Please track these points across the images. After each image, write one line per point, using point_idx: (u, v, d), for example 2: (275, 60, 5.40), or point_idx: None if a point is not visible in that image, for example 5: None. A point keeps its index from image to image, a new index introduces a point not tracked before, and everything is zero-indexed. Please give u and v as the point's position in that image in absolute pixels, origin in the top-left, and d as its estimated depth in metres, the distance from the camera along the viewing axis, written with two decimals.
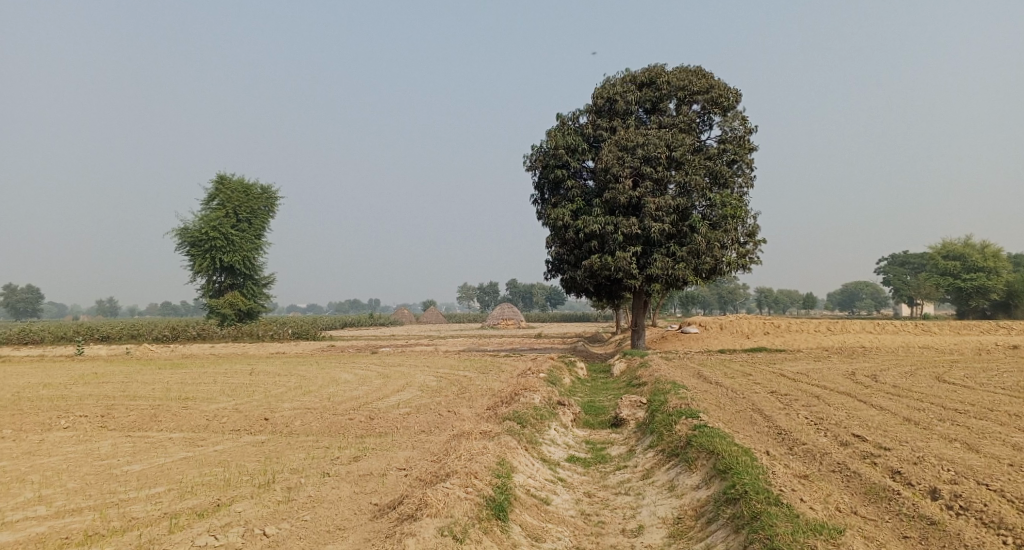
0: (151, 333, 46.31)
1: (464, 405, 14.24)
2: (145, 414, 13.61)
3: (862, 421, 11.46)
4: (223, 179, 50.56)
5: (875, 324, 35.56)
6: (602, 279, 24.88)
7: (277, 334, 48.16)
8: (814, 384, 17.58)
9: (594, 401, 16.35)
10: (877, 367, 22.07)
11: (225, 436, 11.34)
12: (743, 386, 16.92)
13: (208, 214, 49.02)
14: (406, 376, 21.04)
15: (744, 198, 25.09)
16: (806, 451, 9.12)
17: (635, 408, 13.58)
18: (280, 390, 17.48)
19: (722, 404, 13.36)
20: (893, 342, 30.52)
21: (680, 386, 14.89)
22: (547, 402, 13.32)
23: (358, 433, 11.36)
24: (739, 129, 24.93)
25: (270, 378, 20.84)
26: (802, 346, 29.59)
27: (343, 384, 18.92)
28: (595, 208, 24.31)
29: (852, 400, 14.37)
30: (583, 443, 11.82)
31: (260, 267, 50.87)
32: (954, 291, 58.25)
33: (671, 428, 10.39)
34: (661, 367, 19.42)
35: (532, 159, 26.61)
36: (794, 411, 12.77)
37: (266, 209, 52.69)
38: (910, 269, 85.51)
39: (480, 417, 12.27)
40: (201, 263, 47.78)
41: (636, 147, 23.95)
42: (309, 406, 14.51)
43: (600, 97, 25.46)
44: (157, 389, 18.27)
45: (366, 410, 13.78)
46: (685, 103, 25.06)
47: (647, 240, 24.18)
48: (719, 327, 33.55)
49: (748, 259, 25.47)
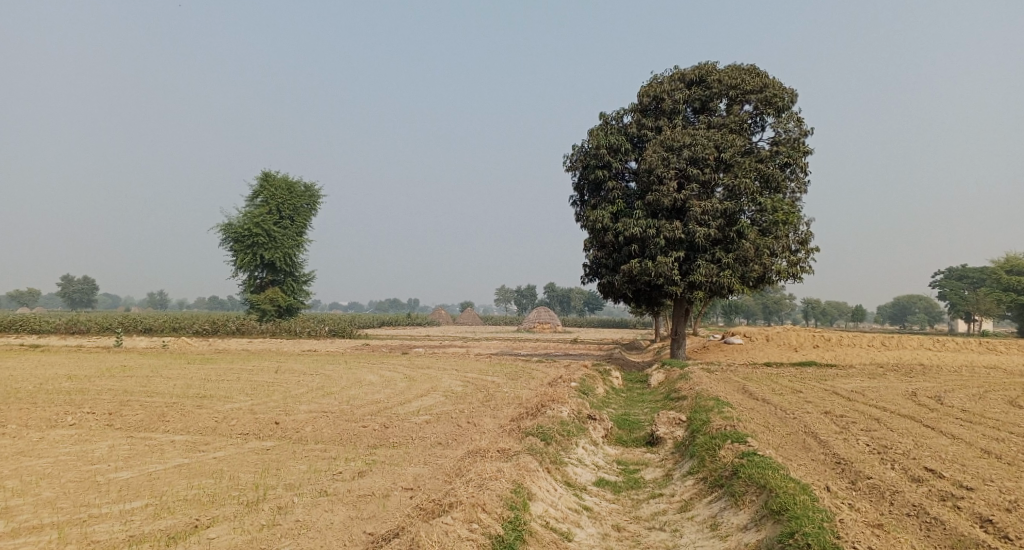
0: (192, 327, 46.68)
1: (489, 414, 13.34)
2: (156, 412, 13.03)
3: (934, 453, 10.10)
4: (268, 176, 50.85)
5: (934, 340, 33.35)
6: (642, 284, 23.69)
7: (314, 331, 48.08)
8: (871, 405, 16.11)
9: (629, 415, 15.22)
10: (939, 388, 20.35)
11: (229, 441, 10.61)
12: (792, 404, 15.56)
13: (252, 211, 49.27)
14: (433, 379, 20.24)
15: (797, 203, 23.57)
16: (872, 487, 7.88)
17: (673, 425, 12.43)
18: (301, 391, 16.83)
19: (770, 426, 12.11)
20: (955, 360, 28.43)
21: (724, 403, 13.67)
22: (576, 416, 12.27)
23: (369, 443, 10.52)
24: (794, 130, 23.43)
25: (294, 377, 20.28)
26: (855, 362, 27.81)
27: (367, 386, 18.19)
28: (637, 210, 23.17)
29: (918, 426, 12.91)
30: (615, 464, 10.73)
31: (301, 264, 50.93)
32: (1016, 307, 54.92)
33: (714, 453, 9.24)
34: (702, 381, 18.18)
35: (573, 158, 25.60)
36: (852, 437, 11.45)
37: (309, 206, 52.75)
38: (969, 284, 81.34)
39: (502, 430, 11.30)
40: (243, 259, 48.05)
41: (683, 147, 22.73)
42: (326, 410, 13.78)
43: (646, 95, 24.30)
44: (180, 384, 17.85)
45: (383, 416, 12.97)
46: (737, 102, 23.69)
47: (691, 245, 22.90)
48: (765, 338, 31.92)
49: (800, 268, 23.95)
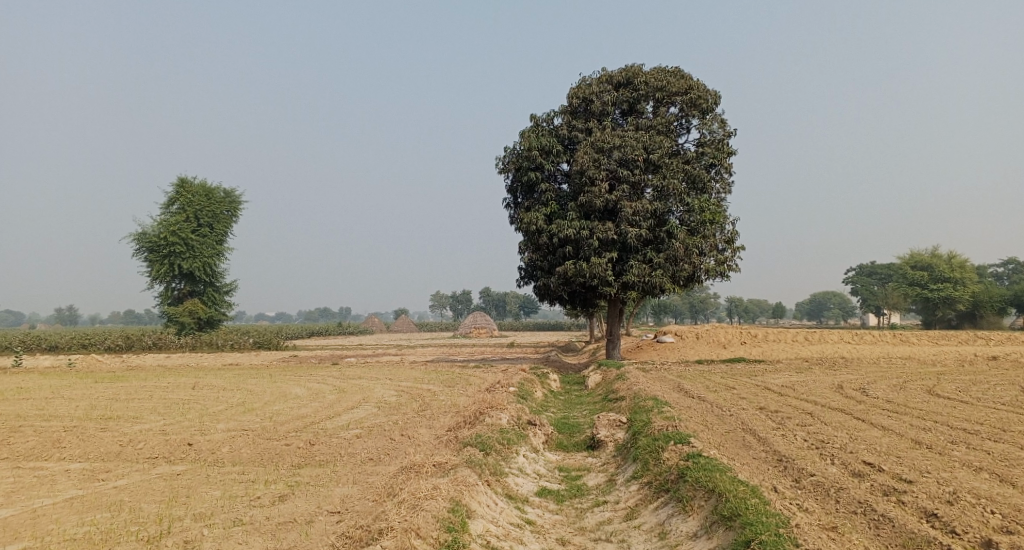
0: (103, 343, 43.76)
1: (423, 425, 12.71)
2: (52, 438, 11.76)
3: (870, 445, 10.16)
4: (185, 182, 48.31)
5: (853, 334, 34.72)
6: (576, 286, 23.52)
7: (238, 343, 45.97)
8: (803, 399, 16.36)
9: (568, 419, 14.88)
10: (862, 380, 21.01)
11: (135, 467, 9.59)
12: (728, 401, 15.60)
13: (167, 219, 46.66)
14: (364, 390, 19.41)
15: (723, 203, 23.96)
16: (817, 484, 7.76)
17: (613, 428, 12.14)
18: (219, 408, 15.69)
19: (709, 425, 12.00)
20: (873, 352, 29.60)
21: (663, 403, 13.50)
22: (515, 422, 11.81)
23: (293, 462, 9.73)
24: (718, 131, 23.81)
25: (213, 393, 19.00)
26: (781, 357, 28.57)
27: (292, 400, 17.20)
28: (570, 212, 22.98)
29: (850, 418, 13.09)
30: (556, 471, 10.32)
31: (222, 273, 48.63)
32: (921, 300, 58.14)
33: (658, 456, 8.95)
34: (638, 380, 18.09)
35: (505, 161, 25.20)
36: (790, 432, 11.44)
37: (229, 214, 50.40)
38: (877, 280, 85.83)
39: (438, 441, 10.70)
40: (159, 270, 45.44)
41: (613, 149, 22.71)
42: (247, 428, 12.81)
43: (575, 97, 24.17)
44: (83, 406, 16.36)
45: (310, 432, 12.14)
46: (663, 104, 23.88)
47: (623, 246, 22.89)
48: (696, 336, 32.43)
49: (727, 267, 24.35)
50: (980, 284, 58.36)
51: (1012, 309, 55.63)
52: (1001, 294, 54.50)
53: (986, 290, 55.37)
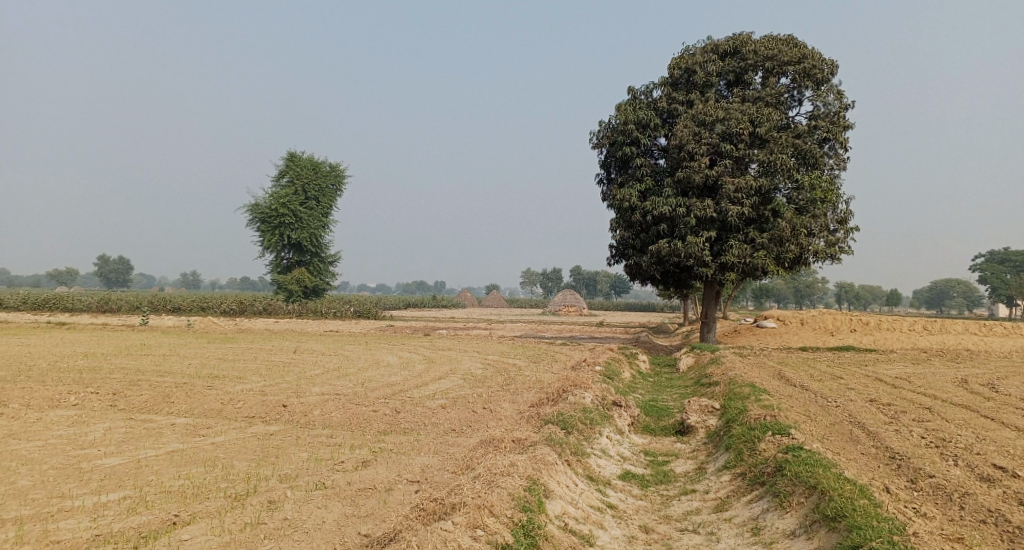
0: (220, 306, 46.81)
1: (508, 400, 12.60)
2: (163, 393, 12.54)
3: (999, 448, 9.10)
4: (294, 156, 50.51)
5: (981, 325, 31.72)
6: (671, 266, 22.68)
7: (340, 312, 47.96)
8: (920, 393, 15.03)
9: (657, 401, 14.38)
10: (991, 375, 19.10)
11: (232, 425, 10.02)
12: (834, 391, 14.56)
13: (277, 191, 49.02)
14: (453, 361, 19.62)
15: (836, 181, 22.27)
16: (937, 487, 6.99)
17: (705, 414, 11.56)
18: (315, 372, 16.28)
19: (812, 416, 11.19)
20: (1003, 345, 26.91)
21: (761, 391, 12.73)
22: (601, 402, 11.48)
23: (379, 429, 9.86)
24: (834, 103, 22.07)
25: (312, 357, 19.78)
26: (896, 347, 26.51)
27: (384, 368, 17.60)
28: (667, 188, 22.10)
29: (974, 417, 11.85)
30: (642, 456, 9.94)
31: (327, 244, 50.70)
32: None
33: (753, 446, 8.38)
34: (735, 365, 17.24)
35: (600, 135, 24.54)
36: (904, 429, 10.47)
37: (335, 187, 52.31)
38: (1011, 268, 78.08)
39: (521, 417, 10.55)
40: (270, 240, 47.94)
41: (715, 122, 21.56)
42: (339, 393, 13.18)
43: (676, 68, 23.10)
44: (194, 364, 17.43)
45: (397, 400, 12.32)
46: (773, 74, 22.37)
47: (723, 225, 21.79)
48: (800, 321, 30.67)
49: (838, 249, 22.70)
50: None
51: None
52: None
53: None
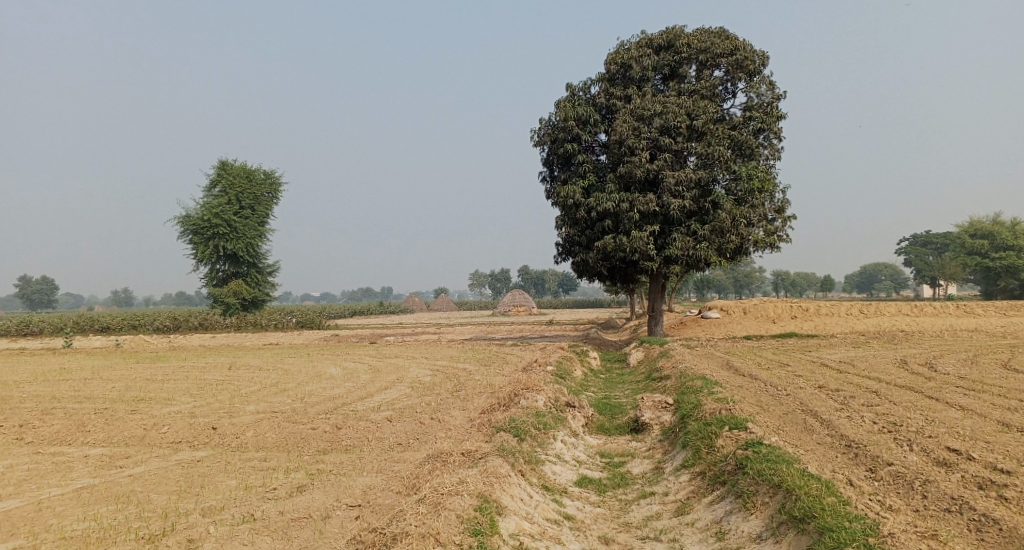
0: (152, 324, 44.55)
1: (456, 407, 12.06)
2: (79, 422, 11.47)
3: (950, 429, 9.08)
4: (226, 164, 48.55)
5: (912, 306, 32.83)
6: (617, 261, 22.56)
7: (281, 323, 46.33)
8: (865, 376, 15.19)
9: (610, 399, 14.09)
10: (928, 355, 19.59)
11: (154, 453, 9.15)
12: (783, 379, 14.55)
13: (210, 201, 47.02)
14: (399, 369, 18.92)
15: (772, 171, 22.53)
16: (897, 476, 6.84)
17: (659, 409, 11.30)
18: (251, 389, 15.35)
19: (764, 406, 11.05)
20: (935, 325, 27.84)
21: (712, 382, 12.55)
22: (553, 404, 11.06)
23: (318, 448, 9.18)
24: (767, 94, 22.31)
25: (248, 373, 18.74)
26: (836, 331, 27.10)
27: (325, 380, 16.77)
28: (609, 184, 21.94)
29: (921, 398, 11.95)
30: (598, 458, 9.57)
31: (265, 254, 48.94)
32: (982, 271, 55.04)
33: (711, 443, 8.09)
34: (684, 358, 17.14)
35: (540, 133, 24.24)
36: (856, 414, 10.41)
37: (270, 195, 50.48)
38: (933, 250, 81.90)
39: (470, 425, 10.04)
40: (204, 252, 45.91)
41: (654, 116, 21.51)
42: (275, 410, 12.37)
43: (613, 63, 22.99)
44: (118, 388, 16.22)
45: (339, 415, 11.61)
46: (707, 67, 22.49)
47: (665, 219, 21.77)
48: (743, 311, 31.08)
49: (777, 238, 23.00)
50: None
51: None
52: None
53: None
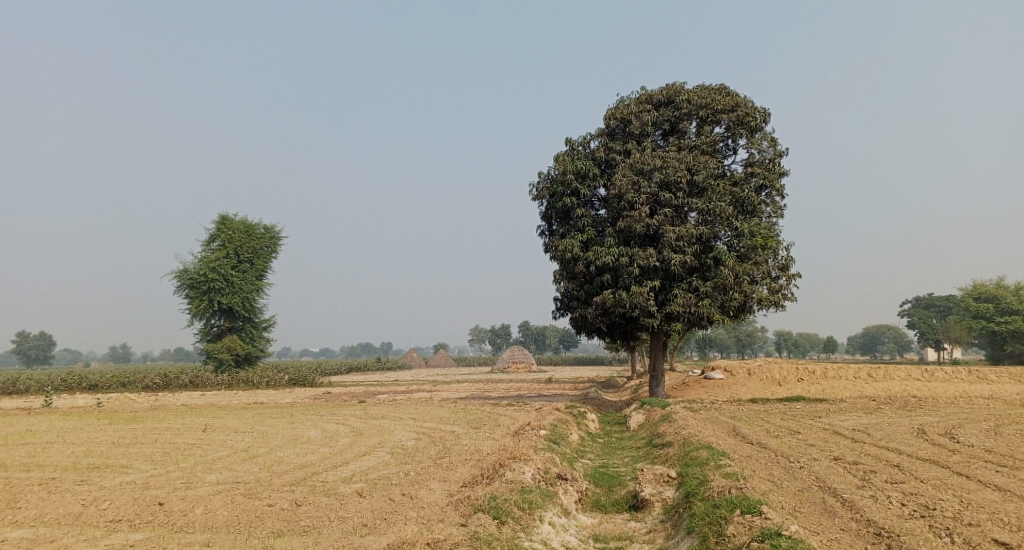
0: (141, 381, 43.22)
1: (437, 478, 10.94)
2: (16, 495, 10.31)
3: (993, 516, 7.96)
4: (225, 220, 48.14)
5: (923, 369, 31.58)
6: (616, 317, 21.64)
7: (274, 381, 45.02)
8: (883, 447, 14.04)
9: (607, 468, 12.93)
10: (947, 423, 18.40)
11: (84, 535, 8.05)
12: (794, 449, 13.42)
13: (207, 255, 46.34)
14: (383, 433, 17.71)
15: (775, 228, 21.79)
16: None
17: (660, 484, 10.17)
18: (220, 455, 14.16)
19: (777, 483, 9.95)
20: (948, 390, 26.62)
21: (718, 453, 11.44)
22: (542, 477, 9.94)
23: (272, 530, 8.07)
24: (768, 151, 21.78)
25: (222, 436, 17.54)
26: (845, 396, 25.87)
27: (302, 445, 15.57)
28: (608, 238, 21.22)
29: (949, 474, 10.82)
30: (591, 543, 8.44)
31: (261, 309, 48.01)
32: (988, 334, 53.78)
33: (720, 531, 7.01)
34: (688, 422, 16.02)
35: (539, 186, 23.67)
36: (881, 493, 9.29)
37: (269, 249, 49.81)
38: (937, 312, 80.89)
39: (448, 503, 8.93)
40: (199, 307, 44.99)
41: (653, 171, 20.97)
42: (238, 481, 11.23)
43: (612, 118, 22.58)
44: (78, 452, 15.01)
45: (306, 488, 10.47)
46: (707, 123, 22.06)
47: (666, 274, 20.96)
48: (748, 372, 29.90)
49: (782, 296, 22.10)
50: None
51: None
52: None
53: None
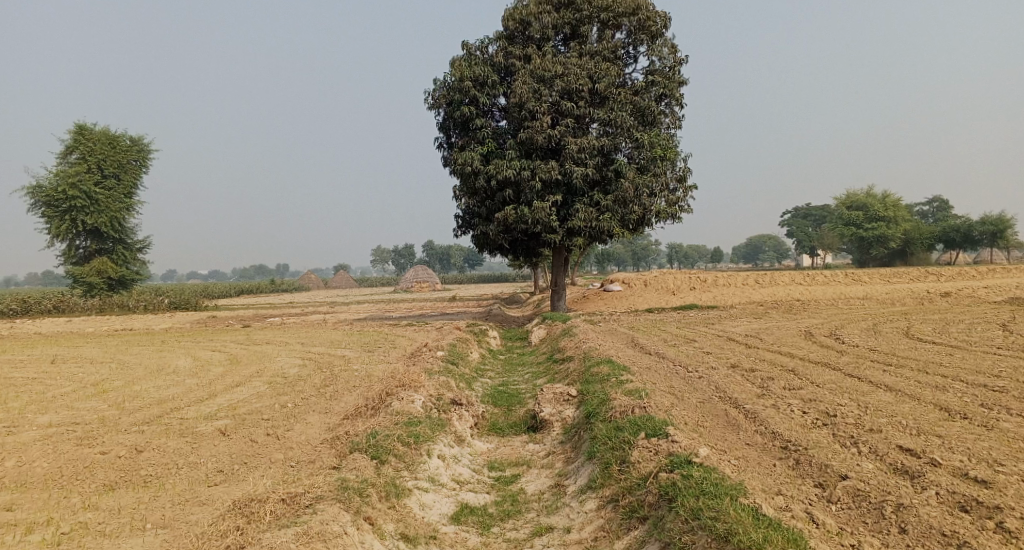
0: None
1: (317, 410, 9.78)
2: None
3: (893, 420, 7.73)
4: (83, 128, 42.57)
5: (805, 274, 32.99)
6: (518, 234, 20.70)
7: (153, 305, 41.53)
8: (777, 352, 14.09)
9: (507, 387, 12.19)
10: (831, 325, 19.02)
11: None
12: (693, 359, 13.18)
13: (64, 169, 41.04)
14: (264, 360, 16.19)
15: (674, 139, 21.21)
16: (859, 497, 5.34)
17: (560, 403, 9.45)
18: (65, 392, 12.25)
19: (680, 396, 9.48)
20: (827, 293, 27.90)
21: (619, 367, 10.86)
22: (433, 405, 8.95)
23: (101, 483, 6.69)
24: (668, 58, 20.89)
25: (74, 369, 15.39)
26: (735, 302, 26.59)
27: (167, 377, 13.84)
28: (509, 150, 19.88)
29: (843, 377, 10.81)
30: (484, 473, 7.60)
31: (133, 229, 43.66)
32: (856, 240, 57.42)
33: (624, 456, 6.31)
34: (587, 336, 15.57)
35: (435, 95, 21.76)
36: (782, 402, 8.98)
37: (138, 162, 44.86)
38: (812, 221, 86.02)
39: (322, 440, 7.82)
40: (59, 227, 40.14)
41: (555, 78, 19.62)
42: (77, 423, 9.57)
43: (511, 19, 20.76)
44: None
45: (159, 428, 9.03)
46: (608, 27, 20.76)
47: (568, 188, 20.08)
48: (644, 283, 30.14)
49: (679, 208, 21.84)
50: (913, 222, 57.81)
51: (939, 245, 55.67)
52: (931, 232, 54.42)
53: (917, 228, 55.06)
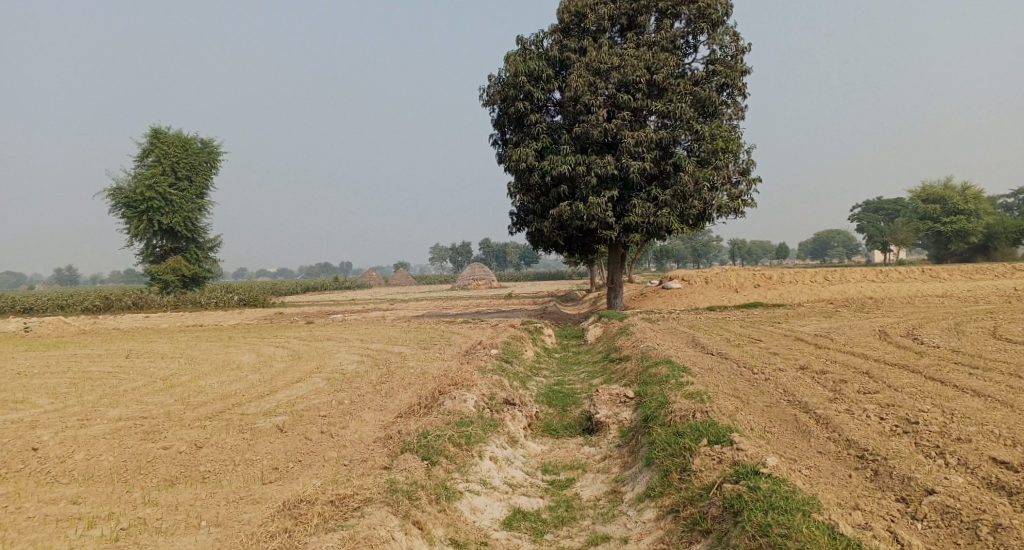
0: (80, 304, 40.65)
1: (372, 408, 9.77)
2: None
3: (982, 429, 7.12)
4: (158, 132, 44.45)
5: (877, 271, 31.43)
6: (574, 230, 20.40)
7: (223, 301, 43.06)
8: (848, 352, 13.35)
9: (562, 386, 11.95)
10: (907, 324, 17.97)
11: None
12: (758, 359, 12.62)
13: (141, 172, 42.96)
14: (324, 356, 16.43)
15: (736, 130, 20.47)
16: (948, 515, 4.89)
17: (617, 405, 9.14)
18: (135, 385, 12.69)
19: (744, 399, 9.02)
20: (902, 290, 26.49)
21: (679, 368, 10.45)
22: (487, 405, 8.79)
23: (161, 478, 6.80)
24: (730, 47, 20.15)
25: (145, 363, 15.97)
26: (802, 300, 25.52)
27: (231, 372, 14.18)
28: (564, 145, 19.60)
29: (922, 380, 10.10)
30: (538, 476, 7.39)
31: (205, 228, 45.40)
32: (933, 234, 54.50)
33: (685, 464, 5.99)
34: (646, 334, 15.16)
35: (489, 91, 21.67)
36: (856, 407, 8.42)
37: (209, 164, 46.58)
38: (884, 215, 82.23)
39: (376, 439, 7.77)
40: (137, 227, 42.06)
41: (611, 70, 19.21)
42: (144, 416, 9.85)
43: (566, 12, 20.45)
44: None
45: (219, 423, 9.18)
46: (667, 16, 20.18)
47: (625, 183, 19.65)
48: (706, 280, 29.32)
49: (742, 202, 21.07)
50: (996, 214, 54.45)
51: None
52: (1016, 225, 51.12)
53: (1001, 221, 51.81)
